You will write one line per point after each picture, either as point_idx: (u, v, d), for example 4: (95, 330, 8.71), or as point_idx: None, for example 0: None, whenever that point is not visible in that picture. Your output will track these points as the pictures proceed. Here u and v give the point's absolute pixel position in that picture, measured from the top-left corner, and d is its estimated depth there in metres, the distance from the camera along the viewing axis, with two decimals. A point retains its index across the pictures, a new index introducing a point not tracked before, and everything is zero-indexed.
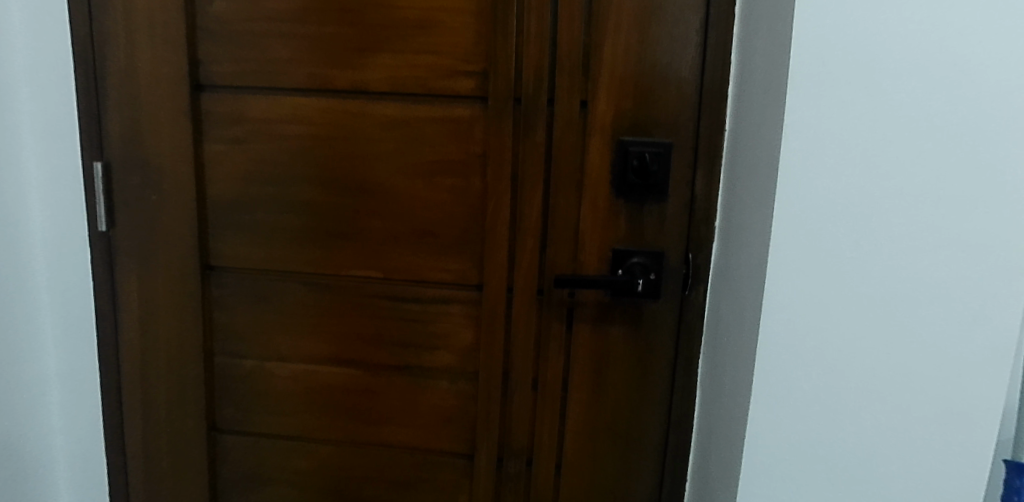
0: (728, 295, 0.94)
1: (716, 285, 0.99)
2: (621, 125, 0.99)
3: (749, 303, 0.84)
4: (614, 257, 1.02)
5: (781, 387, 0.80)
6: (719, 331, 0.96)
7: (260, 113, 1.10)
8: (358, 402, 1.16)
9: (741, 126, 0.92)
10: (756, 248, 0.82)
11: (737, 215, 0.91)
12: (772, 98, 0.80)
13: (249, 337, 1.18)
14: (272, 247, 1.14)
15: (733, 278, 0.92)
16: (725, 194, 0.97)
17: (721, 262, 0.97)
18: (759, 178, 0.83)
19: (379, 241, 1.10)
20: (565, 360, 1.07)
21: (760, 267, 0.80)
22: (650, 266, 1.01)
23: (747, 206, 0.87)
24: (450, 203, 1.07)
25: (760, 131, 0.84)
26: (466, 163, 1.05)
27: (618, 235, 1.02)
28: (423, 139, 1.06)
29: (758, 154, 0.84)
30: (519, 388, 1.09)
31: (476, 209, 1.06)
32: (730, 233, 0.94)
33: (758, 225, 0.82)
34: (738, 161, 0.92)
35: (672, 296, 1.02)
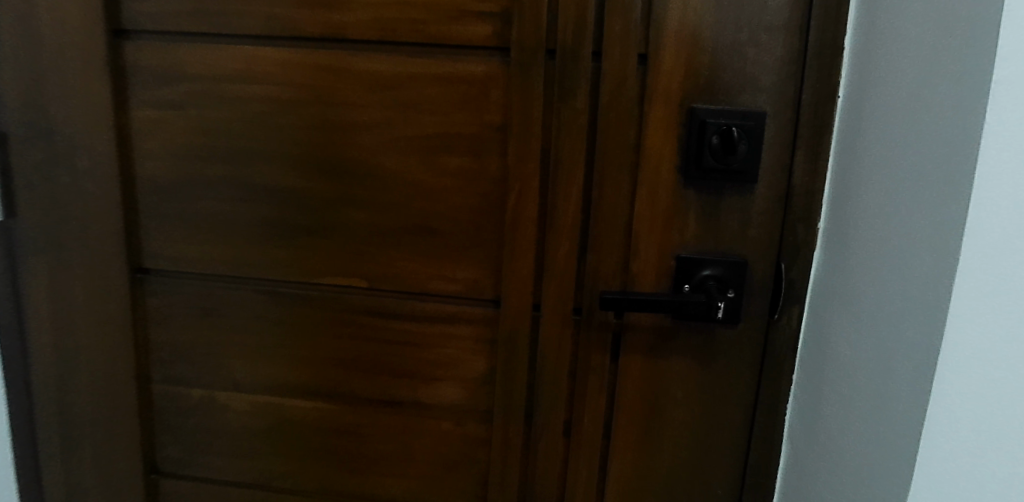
0: (838, 328, 0.68)
1: (817, 313, 0.73)
2: (694, 87, 0.72)
3: (882, 351, 0.58)
4: (678, 267, 0.76)
5: (957, 483, 0.53)
6: (827, 374, 0.70)
7: (202, 67, 0.82)
8: (336, 443, 0.91)
9: (868, 92, 0.64)
10: (897, 274, 0.56)
11: (857, 220, 0.65)
12: (939, 49, 0.53)
13: (195, 358, 0.92)
14: (223, 245, 0.87)
15: (848, 307, 0.66)
16: (836, 186, 0.70)
17: (829, 279, 0.70)
18: (907, 172, 0.56)
19: (362, 241, 0.84)
20: (607, 398, 0.81)
21: (910, 304, 0.54)
22: (727, 281, 0.75)
23: (877, 208, 0.61)
24: (454, 191, 0.80)
25: (908, 101, 0.57)
26: (480, 138, 0.78)
27: (684, 238, 0.75)
28: (421, 104, 0.79)
29: (902, 134, 0.57)
30: (546, 434, 0.83)
31: (492, 199, 0.80)
32: (847, 240, 0.67)
33: (904, 240, 0.56)
34: (861, 142, 0.65)
35: (755, 320, 0.76)
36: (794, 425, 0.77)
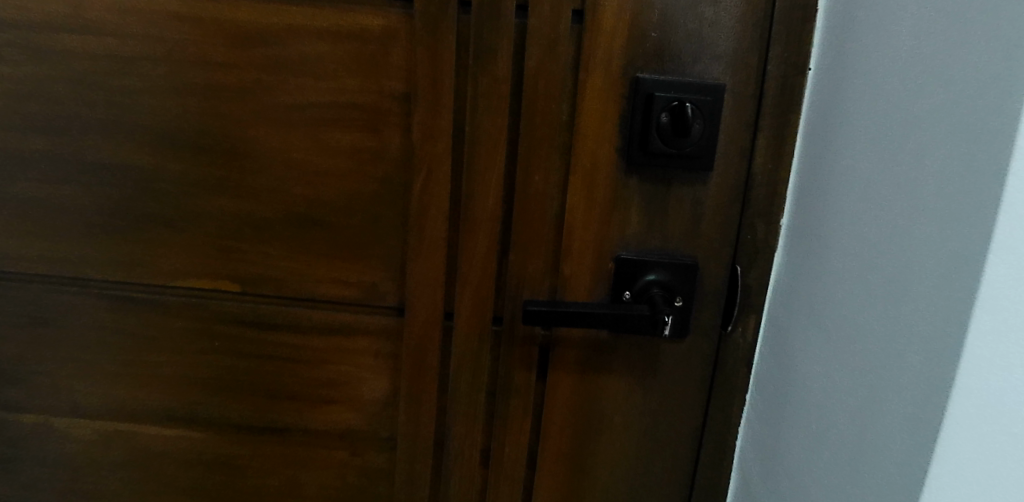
0: (803, 369, 0.56)
1: (777, 344, 0.61)
2: (640, 53, 0.59)
3: (861, 398, 0.48)
4: (617, 271, 0.63)
5: None
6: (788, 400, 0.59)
7: (12, 9, 0.63)
8: (207, 477, 0.75)
9: (846, 64, 0.52)
10: (883, 308, 0.45)
11: (829, 242, 0.53)
12: (941, 29, 0.41)
13: (23, 379, 0.74)
14: (53, 238, 0.69)
15: (817, 351, 0.54)
16: (803, 182, 0.59)
17: (793, 287, 0.59)
18: (897, 181, 0.44)
19: (232, 235, 0.68)
20: (532, 422, 0.69)
21: (901, 347, 0.43)
22: (674, 288, 0.63)
23: (855, 231, 0.49)
24: (346, 172, 0.65)
25: (902, 76, 0.45)
26: (377, 109, 0.63)
27: (624, 235, 0.63)
28: (301, 65, 0.62)
29: (895, 119, 0.45)
30: (459, 465, 0.70)
31: (394, 184, 0.65)
32: (817, 244, 0.55)
33: (891, 267, 0.44)
34: (835, 145, 0.53)
35: (704, 332, 0.65)
36: (745, 455, 0.67)
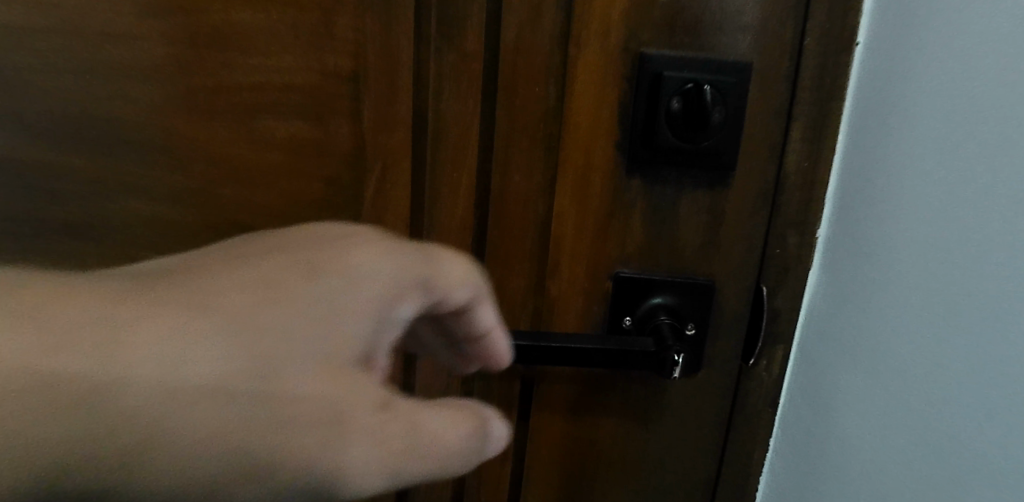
0: (832, 431, 0.48)
1: (798, 405, 0.52)
2: (647, 23, 0.47)
3: (924, 469, 0.41)
4: (615, 292, 0.52)
5: None
6: (820, 458, 0.49)
7: None
8: None
9: (906, 59, 0.42)
10: (954, 365, 0.39)
11: (860, 298, 0.46)
12: None
13: None
14: None
15: (847, 426, 0.47)
16: (851, 188, 0.47)
17: (831, 323, 0.48)
18: (989, 214, 0.37)
19: (155, 247, 0.57)
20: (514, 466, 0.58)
21: (1005, 418, 0.36)
22: (684, 313, 0.52)
23: (896, 285, 0.43)
24: (292, 171, 0.53)
25: (991, 86, 0.37)
26: (321, 94, 0.51)
27: (624, 250, 0.51)
28: (227, 39, 0.50)
29: (983, 139, 0.37)
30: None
31: (342, 187, 0.53)
32: (854, 278, 0.46)
33: (963, 320, 0.38)
34: (864, 185, 0.46)
35: (721, 365, 0.54)
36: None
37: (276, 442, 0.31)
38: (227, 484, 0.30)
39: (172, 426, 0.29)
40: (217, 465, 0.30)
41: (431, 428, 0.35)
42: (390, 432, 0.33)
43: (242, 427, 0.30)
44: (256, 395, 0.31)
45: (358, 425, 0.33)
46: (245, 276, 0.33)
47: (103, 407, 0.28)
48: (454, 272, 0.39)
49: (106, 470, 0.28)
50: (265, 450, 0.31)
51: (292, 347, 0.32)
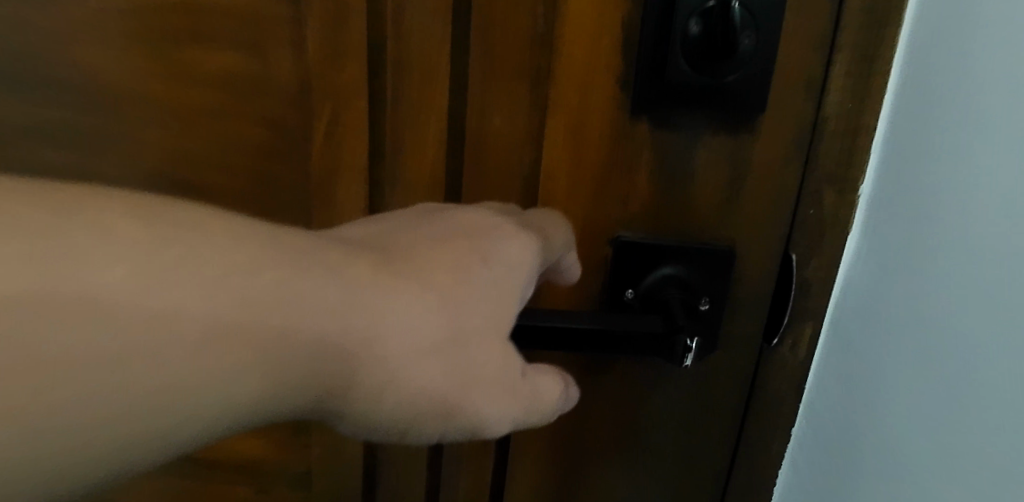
0: (878, 425, 0.40)
1: (835, 425, 0.44)
2: None
3: (965, 474, 0.33)
4: (616, 261, 0.44)
5: None
6: (863, 455, 0.41)
7: None
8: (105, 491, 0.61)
9: None
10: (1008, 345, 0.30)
11: (909, 266, 0.37)
12: None
13: None
14: None
15: (895, 444, 0.38)
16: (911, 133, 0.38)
17: (880, 294, 0.40)
18: None
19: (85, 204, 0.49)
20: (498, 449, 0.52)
21: None
22: (697, 286, 0.44)
23: (943, 263, 0.35)
24: (232, 144, 0.45)
25: None
26: (256, 18, 0.42)
27: (626, 210, 0.43)
28: None
29: None
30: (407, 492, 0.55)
31: (288, 139, 0.44)
32: (913, 239, 0.37)
33: None
34: (913, 157, 0.37)
35: (738, 344, 0.46)
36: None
37: (448, 398, 0.31)
38: (411, 431, 0.32)
39: (363, 374, 0.30)
40: (403, 417, 0.31)
41: (540, 390, 0.35)
42: (522, 394, 0.34)
43: (426, 388, 0.31)
44: (412, 357, 0.30)
45: (507, 388, 0.33)
46: (417, 241, 0.33)
47: (272, 360, 0.28)
48: (563, 240, 0.39)
49: (281, 408, 0.30)
50: (406, 404, 0.31)
51: (468, 308, 0.32)
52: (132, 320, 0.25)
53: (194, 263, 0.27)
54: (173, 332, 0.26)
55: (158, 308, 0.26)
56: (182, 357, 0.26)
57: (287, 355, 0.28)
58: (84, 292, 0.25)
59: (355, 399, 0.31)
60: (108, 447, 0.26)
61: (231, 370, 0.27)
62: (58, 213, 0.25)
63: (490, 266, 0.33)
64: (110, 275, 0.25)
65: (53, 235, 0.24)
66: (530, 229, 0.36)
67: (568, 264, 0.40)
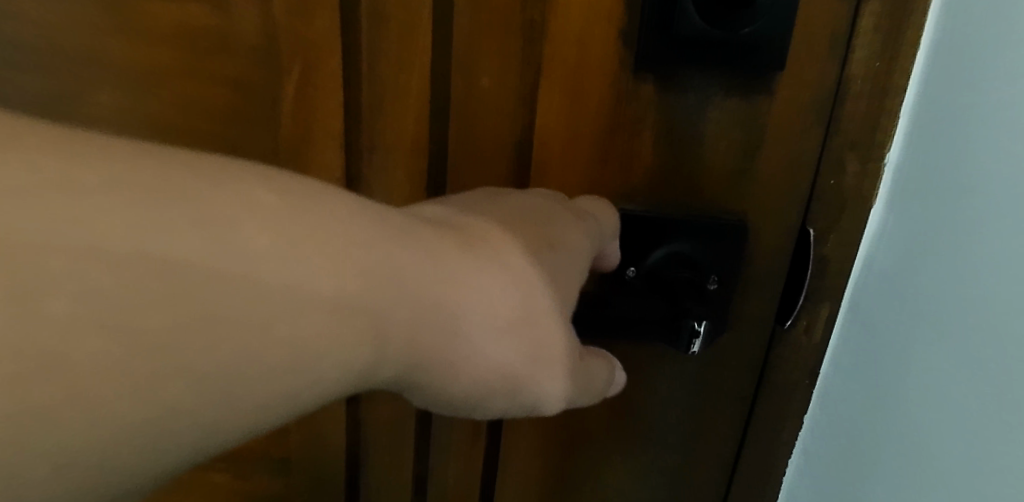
0: (894, 413, 0.36)
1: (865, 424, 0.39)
2: None
3: (992, 460, 0.29)
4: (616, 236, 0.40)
5: None
6: (880, 447, 0.37)
7: None
8: None
9: None
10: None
11: (936, 238, 0.34)
12: None
13: None
14: None
15: (943, 441, 0.32)
16: (943, 98, 0.34)
17: (902, 271, 0.36)
18: None
19: None
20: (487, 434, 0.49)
21: None
22: (705, 263, 0.40)
23: (982, 224, 0.31)
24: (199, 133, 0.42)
25: None
26: None
27: (628, 180, 0.39)
28: None
29: None
30: (391, 478, 0.52)
31: (255, 106, 0.41)
32: (940, 209, 0.34)
33: None
34: (970, 113, 0.32)
35: (747, 326, 0.42)
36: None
37: (515, 377, 0.29)
38: (477, 410, 0.30)
39: (437, 356, 0.28)
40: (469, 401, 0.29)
41: (592, 373, 0.33)
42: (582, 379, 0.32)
43: (502, 369, 0.29)
44: (493, 336, 0.28)
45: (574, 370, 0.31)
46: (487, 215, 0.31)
47: (344, 343, 0.25)
48: (611, 224, 0.36)
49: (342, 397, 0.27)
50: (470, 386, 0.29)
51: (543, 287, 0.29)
52: (277, 297, 0.23)
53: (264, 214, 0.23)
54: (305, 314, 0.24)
55: (244, 265, 0.22)
56: (316, 325, 0.24)
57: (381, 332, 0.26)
58: (235, 262, 0.22)
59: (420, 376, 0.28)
60: (159, 438, 0.22)
61: (331, 358, 0.25)
62: (199, 174, 0.23)
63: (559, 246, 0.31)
64: (258, 243, 0.23)
65: (189, 195, 0.22)
66: (584, 216, 0.34)
67: (614, 251, 0.37)
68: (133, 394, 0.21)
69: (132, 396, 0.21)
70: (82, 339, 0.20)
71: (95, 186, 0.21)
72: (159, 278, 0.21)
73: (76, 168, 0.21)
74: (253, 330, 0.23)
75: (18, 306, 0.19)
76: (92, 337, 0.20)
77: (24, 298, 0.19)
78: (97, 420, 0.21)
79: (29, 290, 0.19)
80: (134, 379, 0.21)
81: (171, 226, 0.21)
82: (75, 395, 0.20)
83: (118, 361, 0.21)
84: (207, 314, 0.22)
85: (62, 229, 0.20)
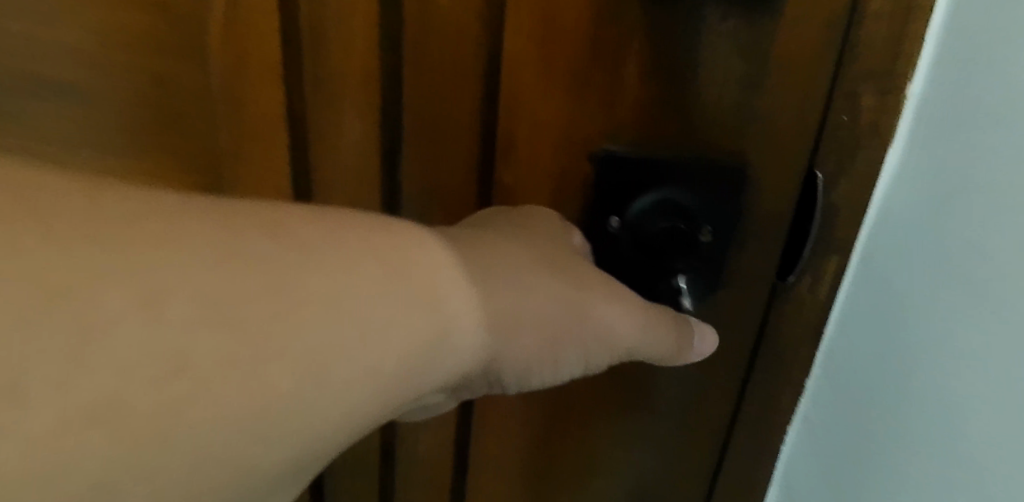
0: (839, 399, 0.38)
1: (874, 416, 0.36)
2: None
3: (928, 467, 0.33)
4: (599, 182, 0.36)
5: None
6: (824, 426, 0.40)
7: None
8: None
9: None
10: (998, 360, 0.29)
11: (891, 236, 0.34)
12: None
13: None
14: None
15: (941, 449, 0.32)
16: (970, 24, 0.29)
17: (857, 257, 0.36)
18: None
19: None
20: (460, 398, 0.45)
21: None
22: (699, 212, 0.36)
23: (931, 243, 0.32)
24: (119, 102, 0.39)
25: None
26: None
27: (610, 118, 0.34)
28: None
29: None
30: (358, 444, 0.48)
31: (183, 34, 0.36)
32: (891, 203, 0.34)
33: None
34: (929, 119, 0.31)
35: (744, 282, 0.38)
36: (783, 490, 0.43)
37: (582, 324, 0.31)
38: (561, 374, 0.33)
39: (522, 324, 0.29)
40: (548, 370, 0.32)
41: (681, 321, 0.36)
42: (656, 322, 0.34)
43: (568, 322, 0.31)
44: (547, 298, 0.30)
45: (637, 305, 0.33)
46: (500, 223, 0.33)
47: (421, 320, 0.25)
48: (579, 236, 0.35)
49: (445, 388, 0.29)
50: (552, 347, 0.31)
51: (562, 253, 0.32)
52: (359, 284, 0.23)
53: (284, 213, 0.23)
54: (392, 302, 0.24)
55: (289, 242, 0.23)
56: (375, 301, 0.24)
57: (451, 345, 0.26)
58: (297, 251, 0.23)
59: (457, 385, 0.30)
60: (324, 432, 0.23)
61: (401, 334, 0.24)
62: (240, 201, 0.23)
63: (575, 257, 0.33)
64: (308, 235, 0.23)
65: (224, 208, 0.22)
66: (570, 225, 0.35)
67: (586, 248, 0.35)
68: (264, 387, 0.21)
69: (253, 396, 0.21)
70: (202, 332, 0.20)
71: (155, 199, 0.21)
72: (258, 270, 0.21)
73: (118, 186, 0.21)
74: (326, 314, 0.22)
75: (148, 309, 0.19)
76: (206, 330, 0.20)
77: (150, 299, 0.19)
78: (235, 417, 0.21)
79: (154, 294, 0.19)
80: (247, 371, 0.21)
81: (250, 232, 0.22)
82: (204, 395, 0.20)
83: (235, 355, 0.20)
84: (294, 299, 0.22)
85: (172, 246, 0.20)
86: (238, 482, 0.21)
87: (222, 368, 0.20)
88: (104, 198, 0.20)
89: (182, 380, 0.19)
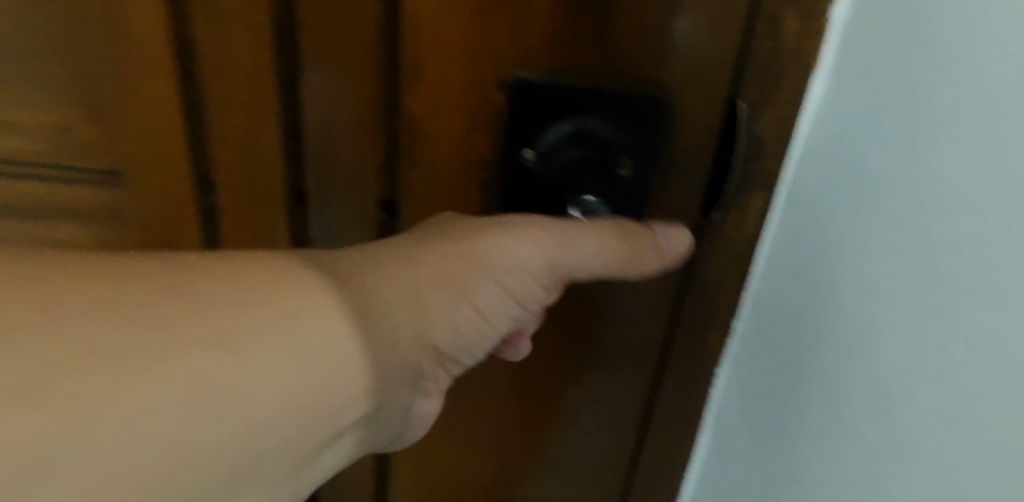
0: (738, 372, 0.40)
1: (765, 410, 0.38)
2: None
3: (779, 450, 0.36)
4: (513, 114, 0.34)
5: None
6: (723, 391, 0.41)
7: None
8: None
9: None
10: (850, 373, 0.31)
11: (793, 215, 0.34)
12: None
13: None
14: None
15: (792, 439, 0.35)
16: None
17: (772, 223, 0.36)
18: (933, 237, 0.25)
19: None
20: None
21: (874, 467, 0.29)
22: (616, 145, 0.34)
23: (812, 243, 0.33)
24: (7, 191, 0.42)
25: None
26: None
27: (520, 41, 0.32)
28: None
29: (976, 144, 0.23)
30: None
31: None
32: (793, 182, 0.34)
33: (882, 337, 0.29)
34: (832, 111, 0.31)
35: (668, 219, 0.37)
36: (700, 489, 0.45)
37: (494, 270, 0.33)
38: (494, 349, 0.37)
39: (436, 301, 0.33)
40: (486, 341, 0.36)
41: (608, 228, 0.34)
42: (574, 238, 0.33)
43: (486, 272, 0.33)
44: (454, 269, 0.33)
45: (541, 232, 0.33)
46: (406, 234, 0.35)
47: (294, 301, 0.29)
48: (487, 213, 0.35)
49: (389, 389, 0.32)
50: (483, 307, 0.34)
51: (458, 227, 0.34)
52: (235, 298, 0.28)
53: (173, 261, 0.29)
54: (285, 285, 0.29)
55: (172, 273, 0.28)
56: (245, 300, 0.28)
57: (348, 336, 0.30)
58: (173, 276, 0.27)
59: (412, 369, 0.34)
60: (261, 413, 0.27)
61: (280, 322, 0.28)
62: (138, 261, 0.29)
63: (475, 223, 0.34)
64: (187, 272, 0.28)
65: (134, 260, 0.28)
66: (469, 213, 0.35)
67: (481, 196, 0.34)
68: (178, 359, 0.25)
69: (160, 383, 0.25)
70: (98, 325, 0.24)
71: (76, 258, 0.27)
72: (145, 285, 0.27)
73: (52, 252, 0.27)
74: (194, 314, 0.26)
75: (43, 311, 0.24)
76: (98, 322, 0.25)
77: (49, 305, 0.24)
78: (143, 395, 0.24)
79: (50, 301, 0.24)
80: (143, 356, 0.25)
81: (143, 268, 0.27)
82: (99, 371, 0.24)
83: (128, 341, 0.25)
84: (172, 301, 0.26)
85: (82, 278, 0.26)
86: (180, 477, 0.25)
87: (110, 351, 0.24)
88: (37, 255, 0.26)
89: (80, 371, 0.23)
